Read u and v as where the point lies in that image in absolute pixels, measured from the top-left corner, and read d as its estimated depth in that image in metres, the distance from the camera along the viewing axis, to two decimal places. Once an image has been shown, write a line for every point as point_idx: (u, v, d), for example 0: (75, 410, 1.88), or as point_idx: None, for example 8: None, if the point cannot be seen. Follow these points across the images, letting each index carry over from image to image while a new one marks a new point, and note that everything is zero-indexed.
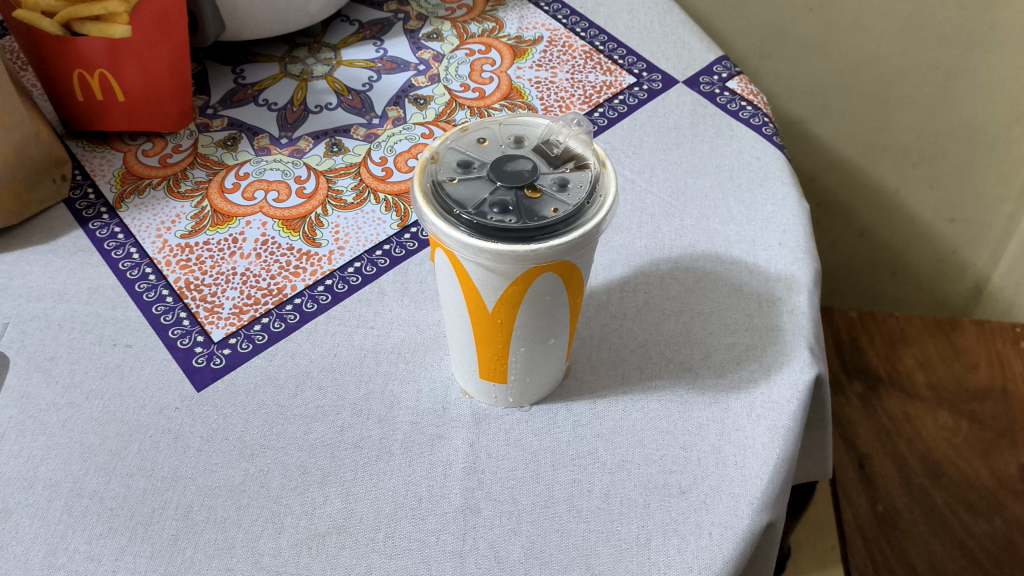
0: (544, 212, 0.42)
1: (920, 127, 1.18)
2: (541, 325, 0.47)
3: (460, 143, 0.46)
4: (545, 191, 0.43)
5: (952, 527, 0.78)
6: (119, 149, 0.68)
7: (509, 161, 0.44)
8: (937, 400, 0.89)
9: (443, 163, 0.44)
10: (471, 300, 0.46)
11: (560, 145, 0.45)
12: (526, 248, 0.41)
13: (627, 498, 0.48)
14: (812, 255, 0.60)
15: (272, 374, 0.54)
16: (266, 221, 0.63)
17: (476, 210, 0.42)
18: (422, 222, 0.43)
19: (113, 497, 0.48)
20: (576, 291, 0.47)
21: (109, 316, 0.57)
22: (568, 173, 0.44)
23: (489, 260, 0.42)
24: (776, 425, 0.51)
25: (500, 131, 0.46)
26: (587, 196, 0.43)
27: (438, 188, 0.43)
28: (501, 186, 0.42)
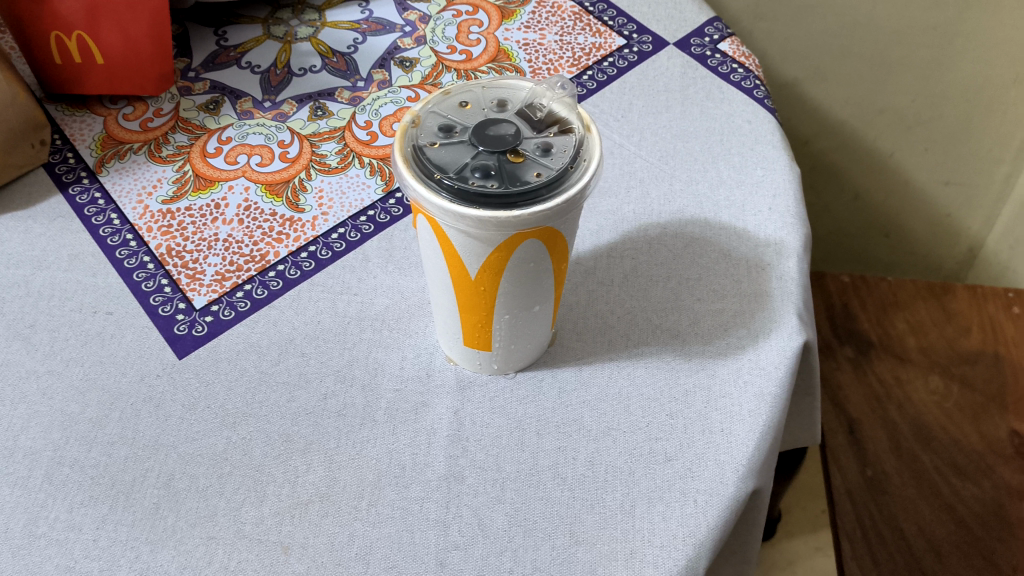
0: (527, 177, 0.41)
1: (916, 90, 1.16)
2: (525, 291, 0.46)
3: (442, 107, 0.45)
4: (527, 155, 0.42)
5: (940, 491, 0.78)
6: (99, 112, 0.67)
7: (491, 124, 0.43)
8: (928, 364, 0.89)
9: (424, 127, 0.43)
10: (454, 268, 0.45)
11: (544, 108, 0.44)
12: (508, 214, 0.40)
13: (612, 465, 0.48)
14: (802, 220, 0.60)
15: (255, 341, 0.53)
16: (248, 186, 0.62)
17: (458, 175, 0.41)
18: (403, 187, 0.42)
19: (94, 466, 0.47)
20: (560, 258, 0.46)
21: (89, 283, 0.56)
22: (551, 137, 0.43)
23: (471, 225, 0.41)
24: (762, 392, 0.50)
25: (483, 94, 0.45)
26: (571, 160, 0.42)
27: (419, 153, 0.42)
28: (483, 150, 0.42)
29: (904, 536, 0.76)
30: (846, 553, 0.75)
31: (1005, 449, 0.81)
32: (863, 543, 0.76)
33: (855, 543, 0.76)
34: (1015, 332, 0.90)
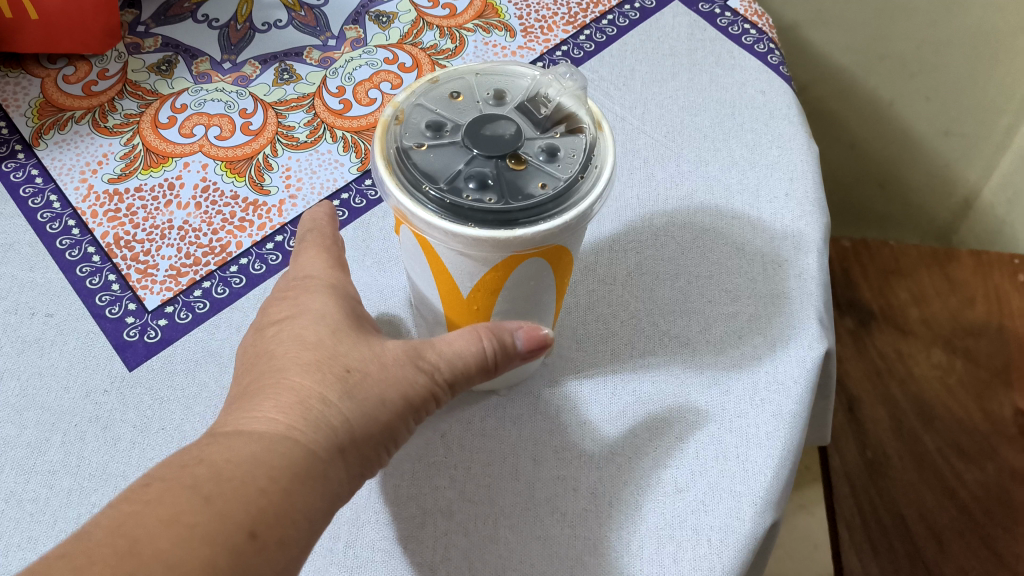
0: (530, 189, 0.34)
1: (921, 36, 1.05)
2: (523, 308, 0.41)
3: (430, 98, 0.38)
4: (530, 161, 0.35)
5: (942, 475, 0.67)
6: (36, 73, 0.60)
7: (487, 123, 0.36)
8: (930, 337, 0.76)
9: (410, 125, 0.37)
10: (443, 286, 0.39)
11: (550, 103, 0.38)
12: (508, 234, 0.34)
13: (616, 498, 0.42)
14: (821, 207, 0.54)
15: (215, 350, 0.47)
16: (206, 162, 0.55)
17: (449, 185, 0.34)
18: (384, 196, 0.36)
19: (33, 500, 0.41)
20: (564, 273, 0.40)
21: (26, 279, 0.49)
22: (557, 138, 0.36)
23: (465, 244, 0.35)
24: (781, 411, 0.45)
25: (478, 84, 0.39)
26: (580, 168, 0.36)
27: (403, 156, 0.35)
28: (479, 155, 0.35)
29: (904, 524, 0.65)
30: (843, 542, 0.65)
31: (1008, 429, 0.69)
32: (863, 532, 0.65)
33: (853, 532, 0.65)
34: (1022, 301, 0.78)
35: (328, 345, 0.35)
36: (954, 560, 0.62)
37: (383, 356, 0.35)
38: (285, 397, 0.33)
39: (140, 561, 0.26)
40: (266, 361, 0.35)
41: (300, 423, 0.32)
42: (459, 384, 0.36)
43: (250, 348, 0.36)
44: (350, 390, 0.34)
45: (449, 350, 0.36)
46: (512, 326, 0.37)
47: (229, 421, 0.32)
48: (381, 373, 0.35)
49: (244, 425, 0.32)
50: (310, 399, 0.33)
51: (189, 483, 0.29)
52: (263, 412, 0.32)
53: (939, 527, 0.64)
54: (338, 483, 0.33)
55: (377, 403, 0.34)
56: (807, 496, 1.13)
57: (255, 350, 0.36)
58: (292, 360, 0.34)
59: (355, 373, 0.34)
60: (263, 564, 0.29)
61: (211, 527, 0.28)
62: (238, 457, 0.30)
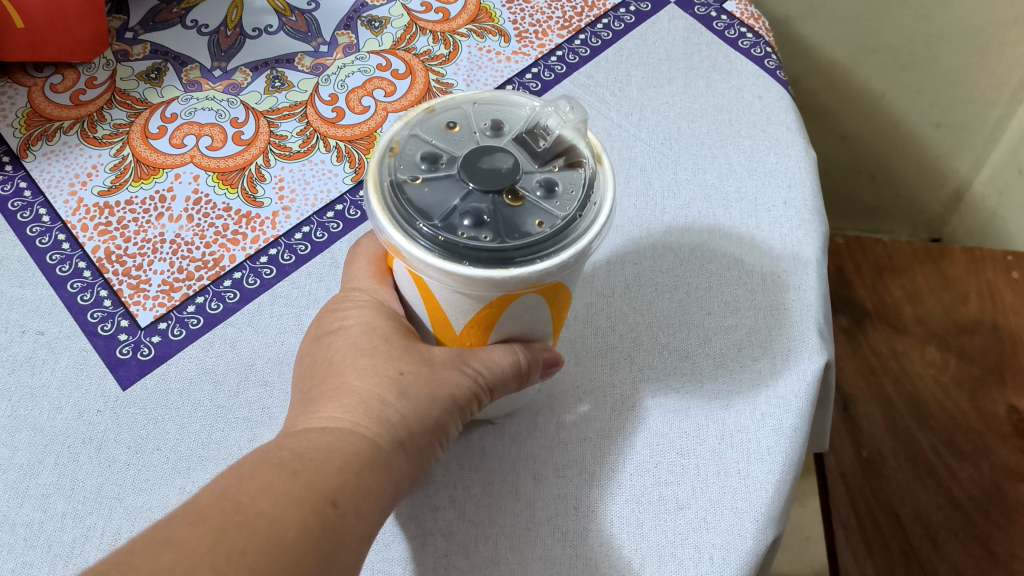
0: (528, 227, 0.33)
1: (911, 29, 1.03)
2: (518, 339, 0.40)
3: (426, 127, 0.36)
4: (527, 196, 0.33)
5: (936, 473, 0.64)
6: (23, 82, 0.59)
7: (484, 154, 0.34)
8: (924, 335, 0.74)
9: (404, 156, 0.35)
10: (437, 320, 0.38)
11: (549, 135, 0.36)
12: (504, 274, 0.32)
13: (617, 517, 0.42)
14: (819, 216, 0.54)
15: (210, 367, 0.46)
16: (198, 173, 0.54)
17: (444, 221, 0.33)
18: (377, 230, 0.34)
19: (27, 525, 0.41)
20: (563, 305, 0.39)
21: (15, 296, 0.49)
22: (556, 172, 0.35)
23: (459, 283, 0.33)
24: (781, 425, 0.45)
25: (475, 113, 0.37)
26: (580, 205, 0.34)
27: (397, 190, 0.34)
28: (475, 190, 0.33)
29: (900, 524, 0.62)
30: (839, 543, 0.62)
31: (1002, 428, 0.67)
32: (859, 533, 0.62)
33: (849, 533, 0.62)
34: (1015, 299, 0.76)
35: (382, 351, 0.38)
36: (949, 558, 0.59)
37: (432, 360, 0.38)
38: (347, 399, 0.36)
39: (246, 517, 0.29)
40: (326, 369, 0.38)
41: (364, 420, 0.35)
42: (498, 393, 0.39)
43: (308, 356, 0.40)
44: (404, 390, 0.36)
45: (492, 358, 0.38)
46: (540, 345, 0.41)
47: (300, 423, 0.35)
48: (431, 375, 0.37)
49: (314, 424, 0.35)
50: (369, 399, 0.36)
51: (276, 462, 0.32)
52: (329, 412, 0.35)
53: (934, 526, 0.61)
54: (400, 474, 0.35)
55: (429, 403, 0.37)
56: (800, 490, 1.13)
57: (314, 359, 0.39)
58: (350, 365, 0.37)
59: (409, 375, 0.37)
60: (347, 530, 0.32)
61: (301, 493, 0.31)
62: (315, 444, 0.33)
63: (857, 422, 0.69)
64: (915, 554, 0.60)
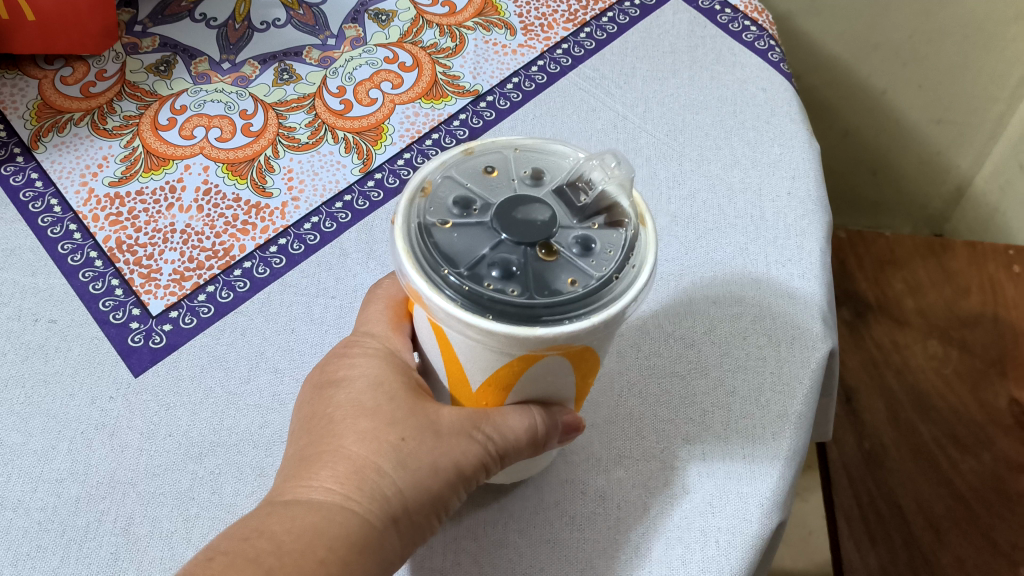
0: (560, 284, 0.28)
1: (912, 25, 1.03)
2: (538, 397, 0.37)
3: (462, 169, 0.32)
4: (562, 251, 0.29)
5: (938, 464, 0.65)
6: (33, 75, 0.59)
7: (520, 203, 0.30)
8: (926, 328, 0.74)
9: (435, 197, 0.31)
10: (453, 372, 0.35)
11: (593, 188, 0.32)
12: (528, 332, 0.28)
13: (624, 501, 0.43)
14: (823, 206, 0.55)
15: (221, 354, 0.47)
16: (208, 164, 0.55)
17: (470, 270, 0.29)
18: (399, 278, 0.30)
19: (41, 509, 0.41)
20: (588, 371, 0.36)
21: (28, 284, 0.49)
22: (597, 228, 0.30)
23: (482, 340, 0.29)
24: (786, 412, 0.46)
25: (517, 158, 0.33)
26: (619, 267, 0.29)
27: (423, 233, 0.30)
28: (506, 240, 0.29)
29: (902, 514, 0.62)
30: (841, 532, 0.62)
31: (1003, 419, 0.67)
32: (861, 523, 0.62)
33: (852, 523, 0.63)
34: (1017, 292, 0.76)
35: (386, 412, 0.35)
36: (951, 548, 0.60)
37: (438, 426, 0.35)
38: (341, 466, 0.34)
39: None
40: (325, 424, 0.36)
41: (355, 494, 0.34)
42: (508, 459, 0.37)
43: (308, 403, 0.38)
44: (403, 459, 0.34)
45: (507, 424, 0.36)
46: (559, 407, 0.38)
47: (287, 490, 0.34)
48: (436, 442, 0.35)
49: (302, 494, 0.34)
50: (364, 470, 0.34)
51: (251, 557, 0.31)
52: (319, 482, 0.34)
53: (936, 517, 0.61)
54: (391, 551, 0.34)
55: (430, 474, 0.35)
56: (802, 484, 1.14)
57: (314, 409, 0.38)
58: (350, 427, 0.35)
59: (411, 441, 0.35)
60: None
61: None
62: (298, 528, 0.32)
63: (860, 415, 0.69)
64: (917, 545, 0.60)
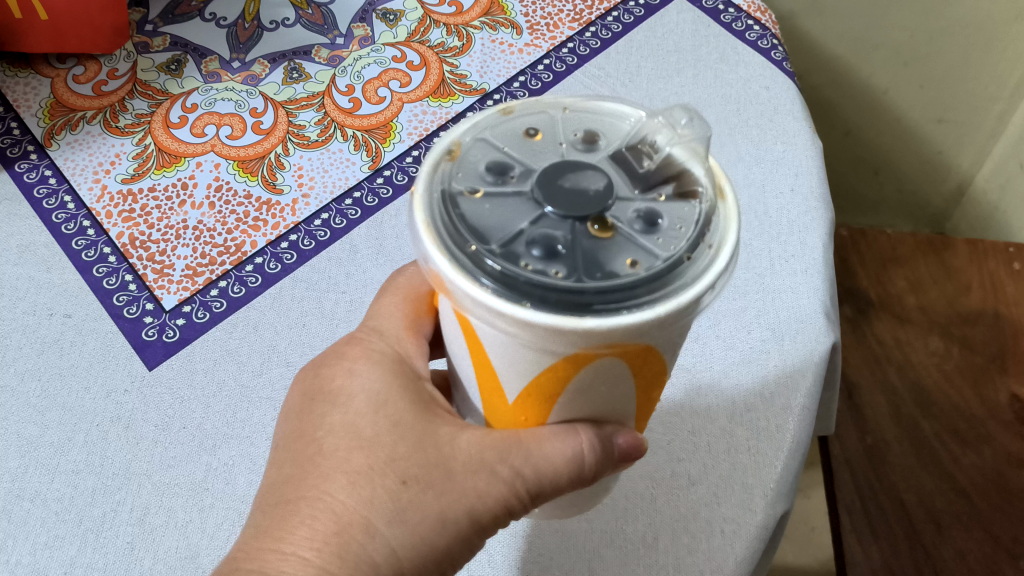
0: (617, 265, 0.25)
1: (912, 26, 1.04)
2: (590, 412, 0.32)
3: (500, 134, 0.29)
4: (620, 227, 0.26)
5: (939, 459, 0.65)
6: (45, 73, 0.60)
7: (567, 170, 0.27)
8: (927, 325, 0.75)
9: (466, 164, 0.28)
10: (487, 380, 0.31)
11: (658, 154, 0.28)
12: (574, 323, 0.24)
13: (631, 491, 0.43)
14: (826, 202, 0.55)
15: (233, 348, 0.48)
16: (219, 162, 0.55)
17: (505, 247, 0.25)
18: (423, 261, 0.27)
19: (58, 499, 0.42)
20: (652, 381, 0.32)
21: (43, 280, 0.50)
22: (662, 199, 0.27)
23: (521, 332, 0.26)
24: (791, 404, 0.46)
25: (563, 122, 0.30)
26: (688, 245, 0.26)
27: (450, 204, 0.27)
28: (551, 213, 0.25)
29: (903, 509, 0.63)
30: (843, 526, 0.63)
31: (1004, 414, 0.68)
32: (863, 516, 0.63)
33: (854, 517, 0.63)
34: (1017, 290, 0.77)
35: (384, 448, 0.33)
36: (951, 542, 0.61)
37: (451, 465, 0.32)
38: (321, 525, 0.31)
39: None
40: (312, 460, 0.33)
41: (333, 564, 0.31)
42: (544, 488, 0.33)
43: (297, 414, 0.36)
44: (400, 513, 0.32)
45: (542, 451, 0.32)
46: (614, 426, 0.34)
47: (255, 556, 0.31)
48: (446, 485, 0.32)
49: (272, 564, 0.31)
50: (350, 529, 0.31)
51: None
52: (292, 548, 0.31)
53: (937, 511, 0.62)
54: None
55: (435, 525, 0.32)
56: (805, 482, 1.14)
57: (304, 428, 0.35)
58: (340, 469, 0.32)
59: (413, 486, 0.32)
60: None
61: None
62: None
63: (862, 410, 0.69)
64: (919, 538, 0.61)
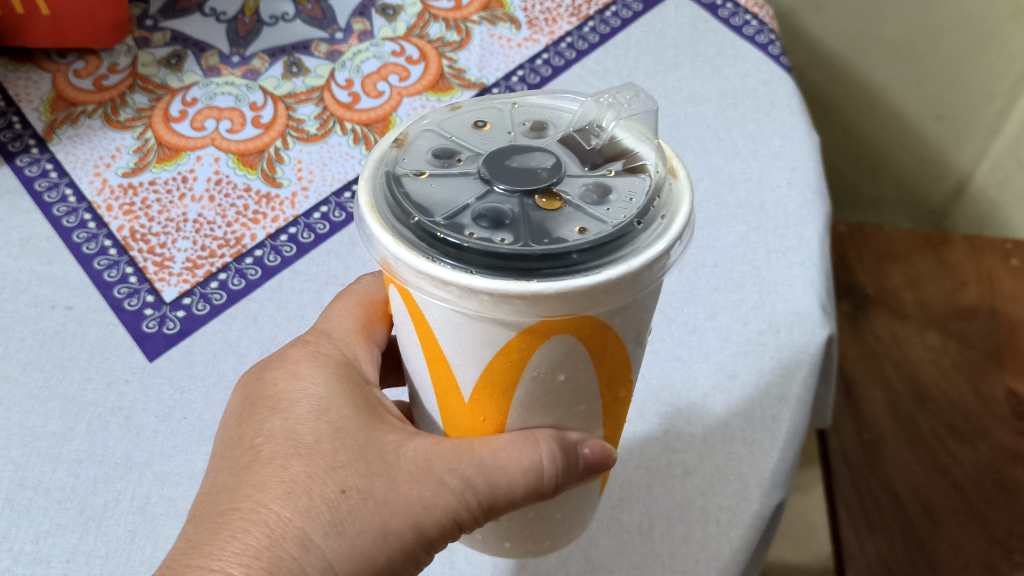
0: (562, 232, 0.25)
1: (913, 22, 1.05)
2: (550, 411, 0.32)
3: (449, 126, 0.31)
4: (570, 200, 0.27)
5: (935, 455, 0.66)
6: (46, 68, 0.60)
7: (515, 154, 0.28)
8: (924, 321, 0.75)
9: (414, 151, 0.30)
10: (443, 375, 0.31)
11: (603, 136, 0.30)
12: (522, 288, 0.24)
13: (627, 481, 0.44)
14: (823, 195, 0.56)
15: (233, 340, 0.48)
16: (218, 155, 0.56)
17: (450, 220, 0.26)
18: (370, 247, 0.28)
19: (60, 489, 0.42)
20: (615, 371, 0.31)
21: (44, 272, 0.50)
22: (608, 177, 0.28)
23: (468, 305, 0.26)
24: (787, 395, 0.46)
25: (511, 116, 0.31)
26: (638, 214, 0.26)
27: (397, 187, 0.28)
28: (498, 189, 0.27)
29: (899, 502, 0.63)
30: (841, 520, 0.63)
31: (1001, 410, 0.67)
32: (860, 509, 0.63)
33: (851, 511, 0.63)
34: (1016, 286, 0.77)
35: (324, 454, 0.31)
36: (947, 536, 0.60)
37: (393, 471, 0.31)
38: (255, 537, 0.29)
39: None
40: (247, 470, 0.31)
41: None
42: (496, 501, 0.32)
43: (236, 424, 0.34)
44: (339, 522, 0.29)
45: (498, 461, 0.31)
46: (577, 436, 0.33)
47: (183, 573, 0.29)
48: (389, 497, 0.30)
49: None
50: (284, 541, 0.29)
51: None
52: (224, 563, 0.29)
53: (933, 506, 0.62)
54: None
55: (376, 539, 0.30)
56: (803, 478, 1.15)
57: (242, 435, 0.33)
58: (276, 476, 0.30)
59: (353, 496, 0.30)
60: None
61: None
62: None
63: (858, 406, 0.70)
64: (914, 534, 0.61)
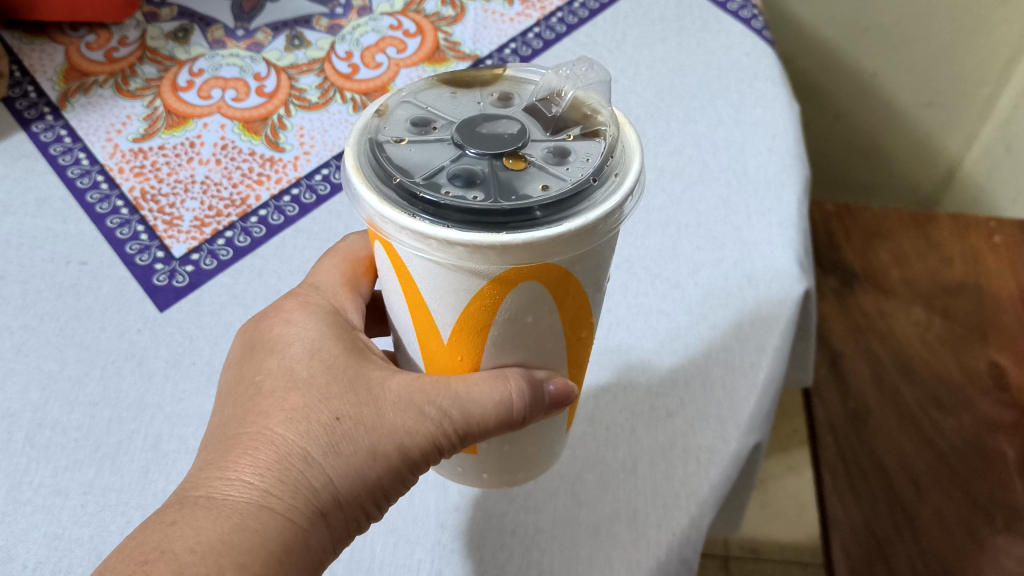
0: (527, 190, 0.28)
1: (899, 11, 1.07)
2: (520, 347, 0.34)
3: (424, 96, 0.33)
4: (533, 161, 0.29)
5: (921, 425, 0.63)
6: (59, 41, 0.63)
7: (484, 122, 0.31)
8: (910, 296, 0.73)
9: (392, 119, 0.32)
10: (422, 323, 0.34)
11: (563, 103, 0.32)
12: (492, 239, 0.27)
13: (612, 424, 0.47)
14: (802, 159, 0.58)
15: (238, 293, 0.50)
16: (224, 122, 0.59)
17: (428, 180, 0.28)
18: (355, 204, 0.30)
19: (77, 428, 0.44)
20: (578, 309, 0.34)
21: (60, 231, 0.53)
22: (568, 140, 0.31)
23: (445, 254, 0.28)
24: (764, 345, 0.49)
25: (482, 87, 0.34)
26: (594, 172, 0.29)
27: (378, 151, 0.30)
28: (469, 152, 0.29)
29: (884, 470, 0.61)
30: (825, 486, 0.61)
31: (984, 382, 0.65)
32: (845, 478, 0.61)
33: (836, 478, 0.62)
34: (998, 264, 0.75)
35: (319, 386, 0.33)
36: (929, 502, 0.58)
37: (380, 400, 0.33)
38: (262, 454, 0.32)
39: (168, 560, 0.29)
40: (252, 399, 0.34)
41: (274, 489, 0.31)
42: (471, 433, 0.34)
43: (237, 365, 0.37)
44: (335, 445, 0.32)
45: (470, 395, 0.33)
46: (542, 373, 0.36)
47: (201, 484, 0.31)
48: (377, 423, 0.33)
49: (217, 490, 0.31)
50: (290, 458, 0.32)
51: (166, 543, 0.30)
52: (238, 475, 0.31)
53: (917, 473, 0.60)
54: (316, 547, 0.32)
55: (368, 458, 0.33)
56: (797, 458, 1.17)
57: (244, 373, 0.36)
58: (277, 406, 0.33)
59: (347, 421, 0.33)
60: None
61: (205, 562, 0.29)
62: (203, 543, 0.29)
63: (846, 375, 0.69)
64: (899, 498, 0.59)
